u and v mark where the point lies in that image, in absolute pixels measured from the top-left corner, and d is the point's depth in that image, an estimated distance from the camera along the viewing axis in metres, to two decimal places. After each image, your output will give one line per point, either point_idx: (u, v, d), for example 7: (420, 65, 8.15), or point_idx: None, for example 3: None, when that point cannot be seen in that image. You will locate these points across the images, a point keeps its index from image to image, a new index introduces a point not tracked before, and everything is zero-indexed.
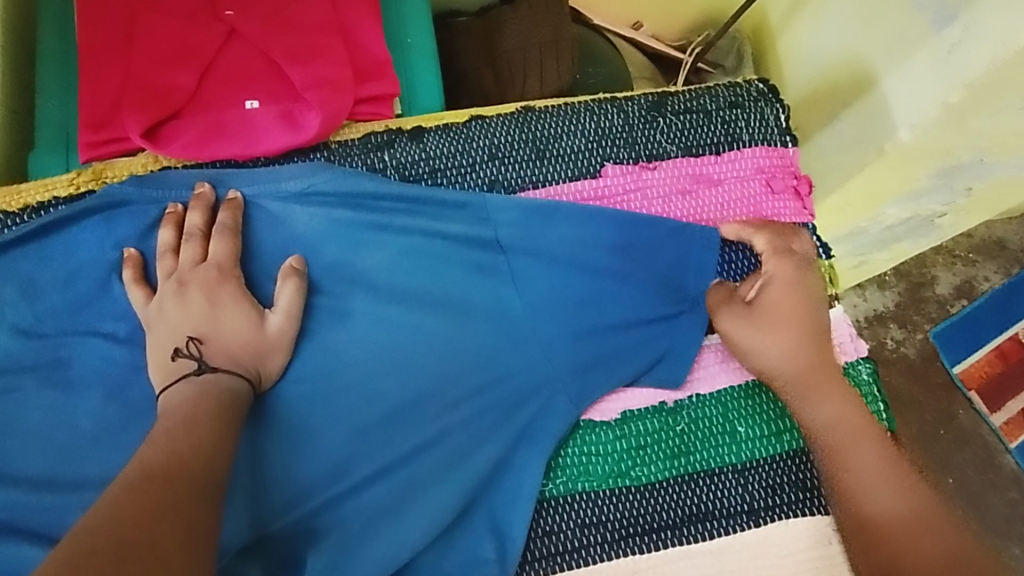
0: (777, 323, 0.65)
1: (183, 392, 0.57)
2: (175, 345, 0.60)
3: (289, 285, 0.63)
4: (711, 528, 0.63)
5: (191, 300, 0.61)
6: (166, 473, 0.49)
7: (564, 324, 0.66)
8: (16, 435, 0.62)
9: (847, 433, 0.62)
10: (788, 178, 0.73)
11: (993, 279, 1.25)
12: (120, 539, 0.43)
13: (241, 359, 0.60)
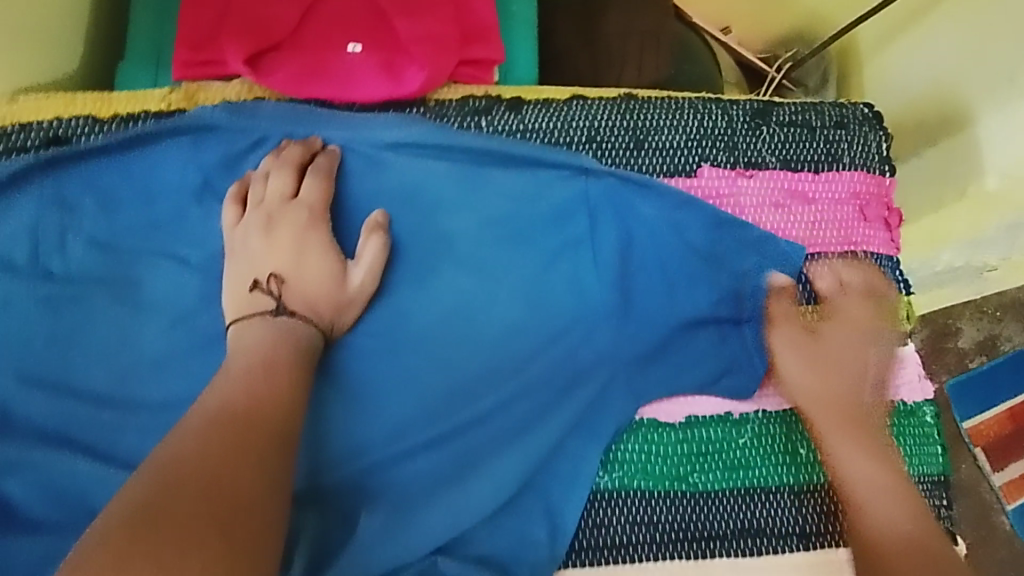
0: (841, 359, 0.66)
1: (258, 331, 0.56)
2: (254, 277, 0.59)
3: (374, 240, 0.62)
4: (762, 545, 0.63)
5: (279, 240, 0.60)
6: (250, 415, 0.48)
7: (644, 321, 0.66)
8: (76, 346, 0.60)
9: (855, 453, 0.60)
10: (881, 209, 0.72)
11: (1015, 341, 1.11)
12: (207, 477, 0.43)
13: (319, 306, 0.59)
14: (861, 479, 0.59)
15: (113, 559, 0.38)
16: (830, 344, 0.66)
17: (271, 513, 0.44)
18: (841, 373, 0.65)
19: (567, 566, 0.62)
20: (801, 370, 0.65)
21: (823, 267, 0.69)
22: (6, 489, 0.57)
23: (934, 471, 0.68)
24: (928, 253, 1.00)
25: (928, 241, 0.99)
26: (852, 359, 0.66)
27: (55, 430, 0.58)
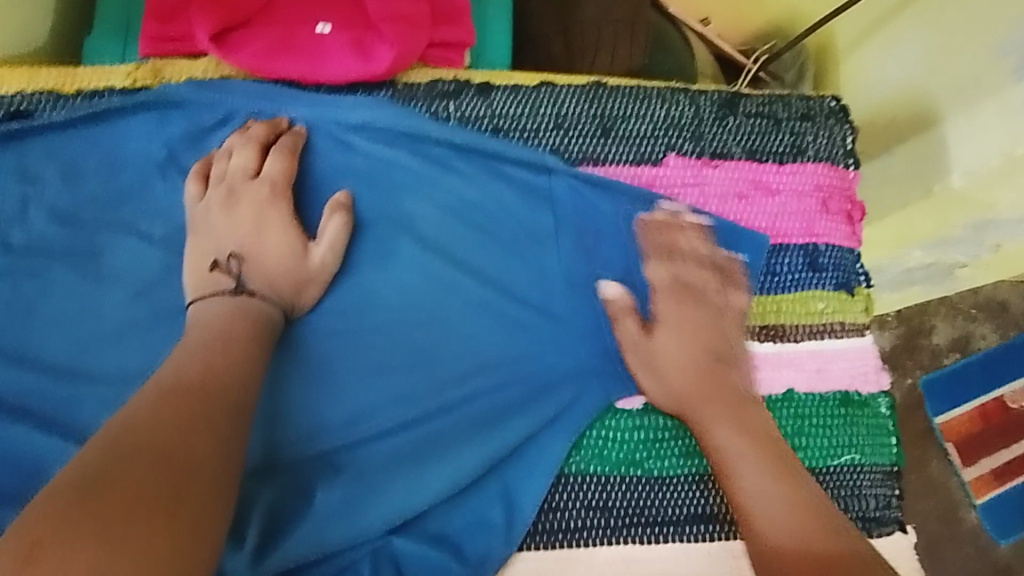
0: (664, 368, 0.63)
1: (214, 308, 0.56)
2: (214, 256, 0.59)
3: (335, 220, 0.62)
4: (714, 531, 0.63)
5: (239, 218, 0.61)
6: (201, 388, 0.48)
7: (607, 310, 0.66)
8: (38, 319, 0.61)
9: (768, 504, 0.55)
10: (844, 202, 0.72)
11: (989, 338, 1.12)
12: (143, 452, 0.43)
13: (279, 284, 0.59)
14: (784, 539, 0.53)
15: (51, 523, 0.38)
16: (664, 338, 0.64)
17: (216, 485, 0.44)
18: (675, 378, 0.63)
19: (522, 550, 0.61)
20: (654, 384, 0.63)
21: (783, 258, 0.70)
22: None
23: (884, 462, 0.68)
24: (894, 250, 1.01)
25: (894, 241, 1.00)
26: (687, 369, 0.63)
27: (11, 400, 0.59)
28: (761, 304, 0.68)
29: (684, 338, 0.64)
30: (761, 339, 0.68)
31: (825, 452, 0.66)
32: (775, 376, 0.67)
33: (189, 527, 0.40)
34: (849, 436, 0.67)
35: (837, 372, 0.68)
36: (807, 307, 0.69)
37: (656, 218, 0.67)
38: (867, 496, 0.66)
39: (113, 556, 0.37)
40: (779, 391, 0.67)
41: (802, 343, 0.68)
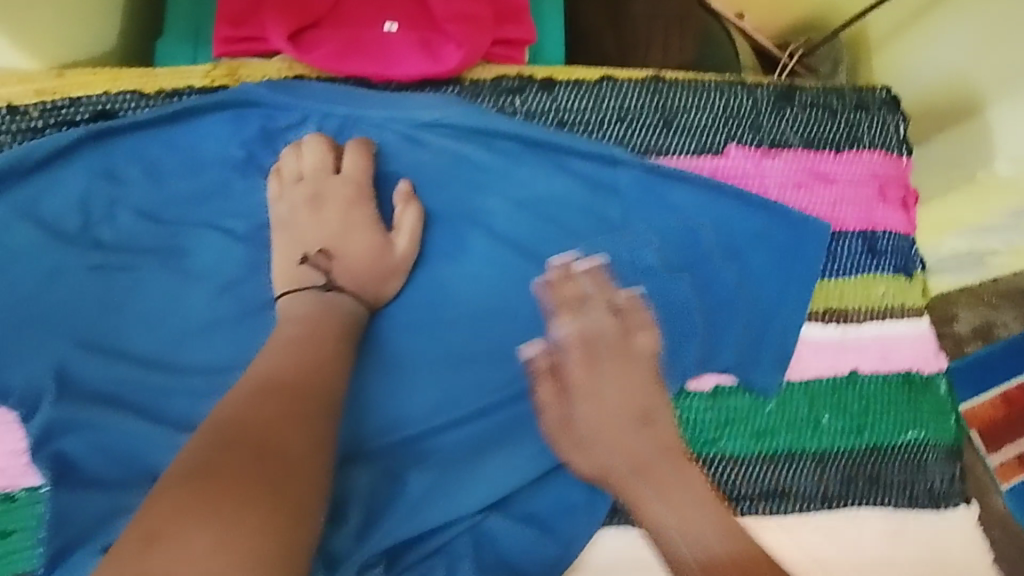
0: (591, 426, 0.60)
1: (304, 303, 0.58)
2: (303, 251, 0.62)
3: (411, 209, 0.65)
4: (788, 507, 0.65)
5: (326, 212, 0.64)
6: (296, 385, 0.50)
7: (675, 300, 0.67)
8: (127, 314, 0.62)
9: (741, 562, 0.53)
10: (899, 188, 0.74)
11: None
12: (253, 444, 0.45)
13: (364, 276, 0.62)
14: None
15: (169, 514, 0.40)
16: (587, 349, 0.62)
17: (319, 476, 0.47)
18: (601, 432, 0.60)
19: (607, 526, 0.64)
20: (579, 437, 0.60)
21: (843, 243, 0.72)
22: (60, 447, 0.57)
23: (947, 438, 0.69)
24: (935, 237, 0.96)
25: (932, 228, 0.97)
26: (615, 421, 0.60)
27: (106, 393, 0.60)
28: (823, 287, 0.70)
29: (745, 322, 0.68)
30: (825, 322, 0.69)
31: (890, 429, 0.67)
32: (840, 357, 0.68)
33: (299, 512, 0.44)
34: (913, 413, 0.68)
35: (900, 354, 0.70)
36: (868, 291, 0.71)
37: (719, 207, 0.70)
38: (931, 471, 0.67)
39: (226, 544, 0.39)
40: (845, 372, 0.68)
41: (864, 327, 0.70)
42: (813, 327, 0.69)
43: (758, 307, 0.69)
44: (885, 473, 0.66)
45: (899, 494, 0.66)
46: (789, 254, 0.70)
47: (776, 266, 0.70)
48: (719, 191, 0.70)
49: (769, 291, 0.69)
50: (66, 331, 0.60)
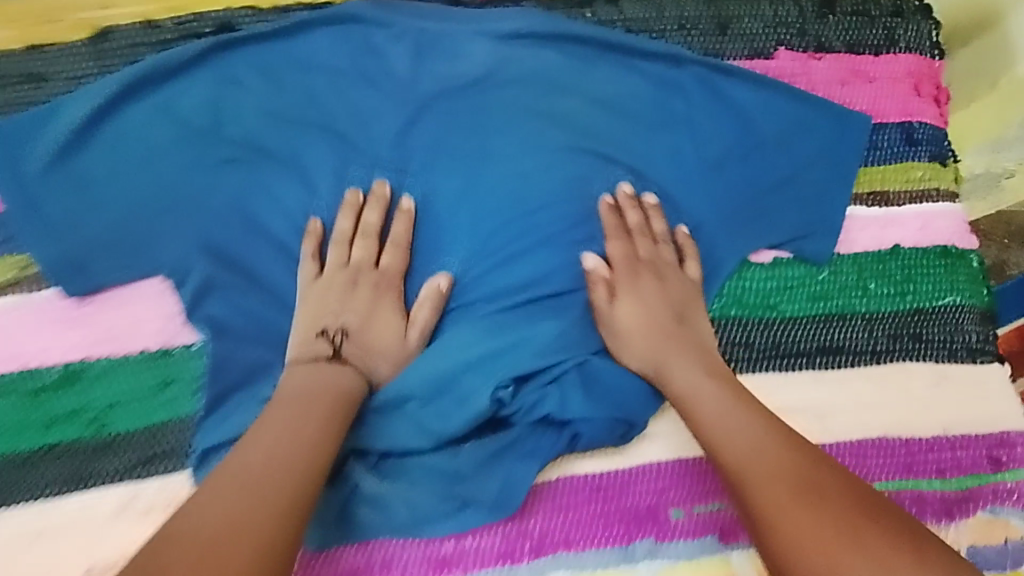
0: (632, 322, 0.68)
1: (313, 374, 0.62)
2: (322, 324, 0.65)
3: (427, 307, 0.67)
4: (843, 360, 0.73)
5: (355, 289, 0.66)
6: (254, 484, 0.53)
7: (736, 183, 0.75)
8: (255, 202, 0.68)
9: (752, 439, 0.60)
10: (932, 87, 0.82)
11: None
12: (206, 541, 0.49)
13: (381, 358, 0.65)
14: (764, 468, 0.57)
15: None
16: (636, 267, 0.70)
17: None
18: (638, 330, 0.67)
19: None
20: (617, 333, 0.68)
21: (884, 135, 0.80)
22: (208, 311, 0.65)
23: (980, 304, 0.77)
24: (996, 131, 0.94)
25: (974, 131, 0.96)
26: (652, 323, 0.68)
27: (243, 269, 0.67)
28: (866, 174, 0.79)
29: (797, 207, 0.76)
30: (868, 204, 0.78)
31: (930, 294, 0.76)
32: (883, 234, 0.77)
33: None
34: (949, 280, 0.77)
35: (937, 230, 0.78)
36: (908, 176, 0.79)
37: (775, 103, 0.77)
38: (968, 330, 0.76)
39: None
40: (887, 247, 0.77)
41: (904, 208, 0.78)
42: (859, 208, 0.78)
43: (811, 190, 0.76)
44: (927, 331, 0.75)
45: (940, 349, 0.75)
46: (836, 143, 0.78)
47: (826, 154, 0.77)
48: (772, 90, 0.77)
49: (820, 178, 0.77)
50: (207, 214, 0.67)
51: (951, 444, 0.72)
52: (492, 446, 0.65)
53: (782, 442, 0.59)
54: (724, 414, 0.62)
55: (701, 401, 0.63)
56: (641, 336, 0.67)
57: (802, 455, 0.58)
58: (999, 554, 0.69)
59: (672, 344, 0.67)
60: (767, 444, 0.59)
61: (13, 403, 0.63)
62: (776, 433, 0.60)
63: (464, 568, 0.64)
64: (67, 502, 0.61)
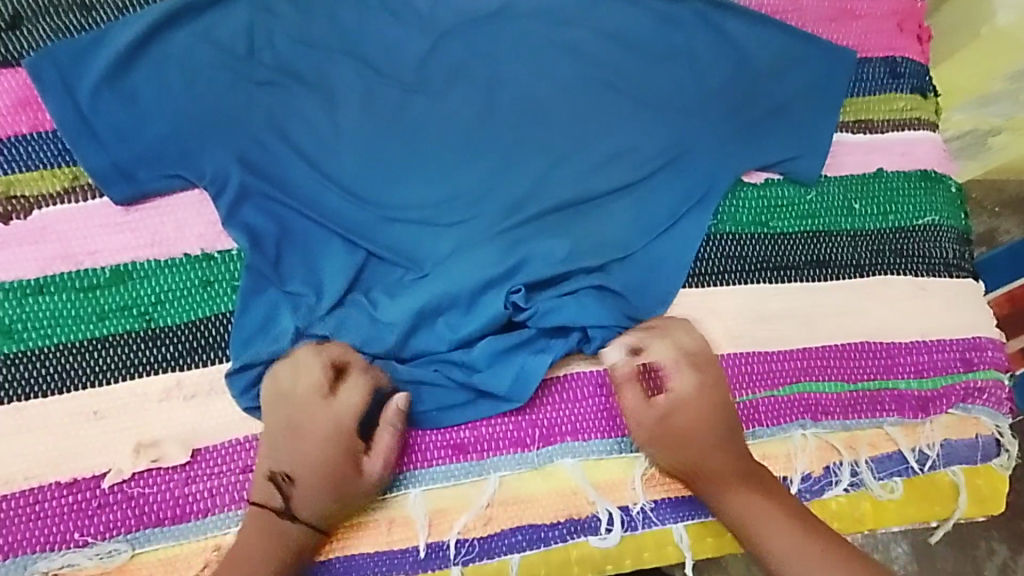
0: (685, 436, 0.69)
1: (261, 535, 0.63)
2: (269, 467, 0.64)
3: (389, 433, 0.65)
4: (829, 274, 0.79)
5: (304, 433, 0.64)
6: None
7: (734, 109, 0.80)
8: (286, 121, 0.73)
9: (819, 563, 0.64)
10: (915, 24, 0.88)
11: (1013, 233, 1.26)
12: None
13: (327, 500, 0.64)
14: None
15: None
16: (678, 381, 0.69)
17: None
18: (693, 444, 0.69)
19: (691, 286, 0.77)
20: (671, 445, 0.69)
21: (869, 67, 0.85)
22: (244, 218, 0.71)
23: (956, 224, 0.83)
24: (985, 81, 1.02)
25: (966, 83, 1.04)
26: (707, 434, 0.69)
27: (276, 183, 0.72)
28: (853, 104, 0.84)
29: (789, 132, 0.80)
30: (853, 132, 0.83)
31: (911, 214, 0.82)
32: (868, 159, 0.83)
33: None
34: (929, 202, 0.82)
35: (918, 156, 0.84)
36: (891, 106, 0.85)
37: (769, 36, 0.82)
38: (945, 247, 0.82)
39: None
40: (872, 171, 0.82)
41: (888, 135, 0.84)
42: (845, 135, 0.83)
43: (803, 117, 0.81)
44: (907, 247, 0.81)
45: (919, 264, 0.81)
46: (826, 73, 0.82)
47: (818, 83, 0.82)
48: (767, 23, 0.82)
49: (811, 105, 0.81)
50: (244, 132, 0.72)
51: (929, 347, 0.78)
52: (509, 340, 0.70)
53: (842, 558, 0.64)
54: (787, 533, 0.66)
55: (749, 516, 0.67)
56: (702, 455, 0.68)
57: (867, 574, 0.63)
58: (969, 447, 0.77)
59: (737, 462, 0.68)
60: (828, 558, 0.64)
61: (68, 297, 0.68)
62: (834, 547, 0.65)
63: (479, 455, 0.70)
64: (119, 387, 0.67)
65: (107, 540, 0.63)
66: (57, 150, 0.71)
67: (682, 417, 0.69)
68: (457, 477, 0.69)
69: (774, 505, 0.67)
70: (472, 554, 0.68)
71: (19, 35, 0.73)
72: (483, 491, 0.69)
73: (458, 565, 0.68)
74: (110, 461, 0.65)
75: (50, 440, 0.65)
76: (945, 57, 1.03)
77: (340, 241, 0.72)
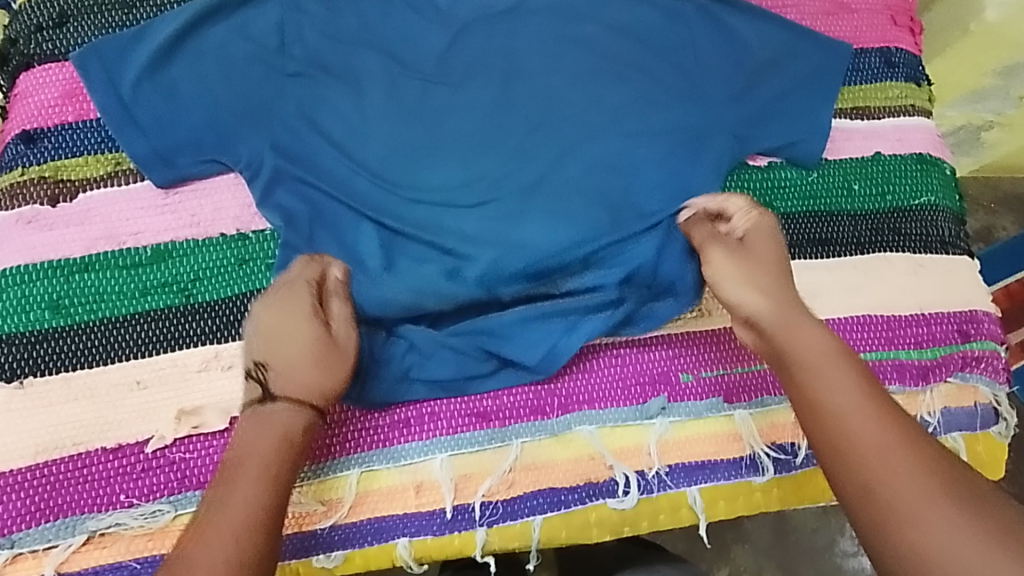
0: (764, 261, 0.71)
1: (264, 423, 0.61)
2: (246, 365, 0.65)
3: (336, 300, 0.67)
4: (832, 251, 0.83)
5: (271, 319, 0.65)
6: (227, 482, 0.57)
7: (738, 94, 0.84)
8: (315, 108, 0.77)
9: (869, 421, 0.57)
10: (907, 19, 0.93)
11: (1010, 230, 1.28)
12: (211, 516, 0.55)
13: (313, 375, 0.64)
14: (889, 461, 0.54)
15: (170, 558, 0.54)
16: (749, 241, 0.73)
17: None
18: (761, 269, 0.70)
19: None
20: (733, 272, 0.70)
21: (865, 59, 0.90)
22: (277, 200, 0.75)
23: (951, 205, 0.88)
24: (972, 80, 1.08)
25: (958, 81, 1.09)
26: (771, 265, 0.71)
27: (305, 165, 0.76)
28: (850, 92, 0.89)
29: (790, 118, 0.85)
30: (852, 118, 0.88)
31: (908, 194, 0.86)
32: (866, 144, 0.87)
33: None
34: (925, 184, 0.87)
35: (913, 141, 0.88)
36: (886, 94, 0.89)
37: (769, 28, 0.87)
38: (942, 226, 0.86)
39: None
40: (870, 155, 0.87)
41: (884, 121, 0.88)
42: (843, 122, 0.88)
43: (803, 103, 0.85)
44: (905, 226, 0.85)
45: (918, 243, 0.85)
46: (825, 63, 0.87)
47: (817, 72, 0.87)
48: (767, 17, 0.87)
49: (810, 92, 0.86)
50: (275, 118, 0.76)
51: (927, 320, 0.82)
52: (544, 308, 0.73)
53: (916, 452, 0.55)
54: (880, 427, 0.57)
55: (821, 365, 0.62)
56: (775, 281, 0.69)
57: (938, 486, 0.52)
58: (968, 415, 0.81)
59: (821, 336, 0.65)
60: (899, 446, 0.56)
61: (112, 274, 0.72)
62: (909, 440, 0.56)
63: (501, 422, 0.73)
64: (160, 359, 0.70)
65: (150, 502, 0.67)
66: (99, 138, 0.75)
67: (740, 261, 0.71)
68: (480, 443, 0.72)
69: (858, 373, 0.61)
70: (496, 516, 0.72)
71: (67, 31, 0.78)
72: (506, 457, 0.72)
73: (483, 527, 0.71)
74: (152, 427, 0.68)
75: (95, 407, 0.68)
76: (934, 54, 1.09)
77: (369, 221, 0.76)
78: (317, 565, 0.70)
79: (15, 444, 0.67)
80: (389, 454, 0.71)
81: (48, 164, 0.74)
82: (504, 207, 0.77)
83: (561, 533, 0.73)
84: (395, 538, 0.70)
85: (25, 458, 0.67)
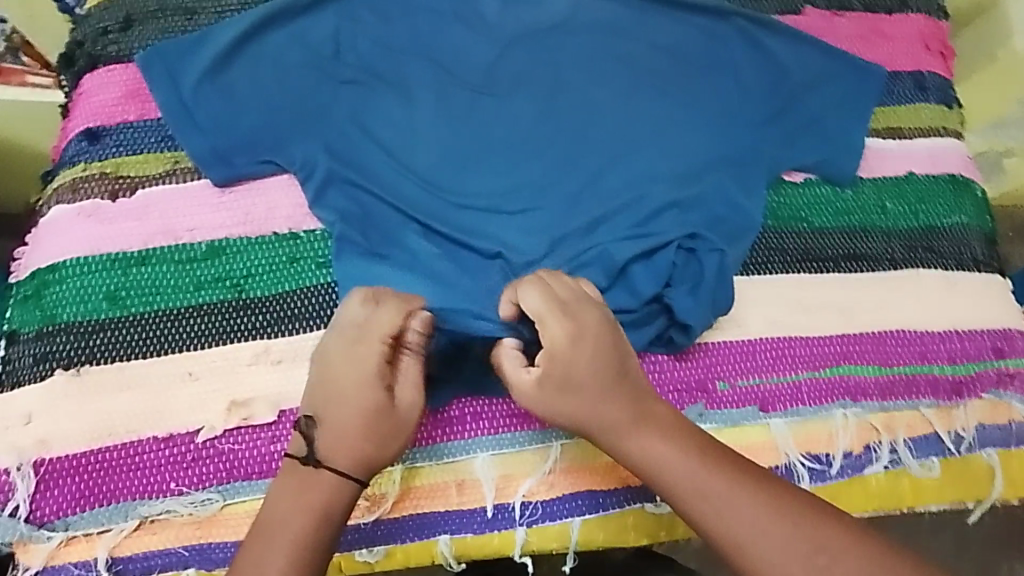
0: (574, 383, 0.63)
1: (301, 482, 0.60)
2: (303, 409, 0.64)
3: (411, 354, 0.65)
4: (865, 266, 0.84)
5: (333, 375, 0.63)
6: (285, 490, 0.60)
7: (774, 113, 0.86)
8: (366, 115, 0.80)
9: (730, 503, 0.59)
10: (939, 43, 0.96)
11: None
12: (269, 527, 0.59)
13: (359, 440, 0.61)
14: (761, 545, 0.57)
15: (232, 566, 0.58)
16: (583, 360, 0.62)
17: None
18: (592, 393, 0.63)
19: (741, 274, 0.82)
20: (586, 396, 0.63)
21: (897, 80, 0.93)
22: (328, 201, 0.77)
23: (981, 224, 0.89)
24: (997, 106, 1.11)
25: (987, 106, 1.12)
26: (608, 373, 0.63)
27: (355, 170, 0.78)
28: (883, 112, 0.91)
29: (824, 136, 0.87)
30: (885, 137, 0.90)
31: (939, 213, 0.88)
32: (898, 163, 0.89)
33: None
34: (956, 203, 0.88)
35: (945, 160, 0.90)
36: (919, 115, 0.91)
37: (804, 49, 0.89)
38: (972, 245, 0.87)
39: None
40: (902, 174, 0.89)
41: (916, 141, 0.90)
42: (875, 140, 0.90)
43: (837, 123, 0.88)
44: (937, 244, 0.87)
45: (949, 260, 0.86)
46: (859, 85, 0.89)
47: (851, 92, 0.89)
48: (804, 38, 0.89)
49: (844, 113, 0.88)
50: (327, 123, 0.79)
51: (960, 337, 0.83)
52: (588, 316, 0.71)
53: (786, 518, 0.58)
54: (731, 500, 0.59)
55: (662, 467, 0.61)
56: (606, 397, 0.63)
57: (815, 560, 0.56)
58: (1002, 432, 0.81)
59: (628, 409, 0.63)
60: (768, 520, 0.58)
61: (168, 269, 0.74)
62: (774, 503, 0.59)
63: (541, 425, 0.74)
64: (210, 352, 0.72)
65: (201, 490, 0.69)
66: (159, 137, 0.78)
67: (569, 381, 0.63)
68: (520, 444, 0.73)
69: (688, 457, 0.61)
70: (536, 516, 0.73)
71: (131, 35, 0.81)
72: (546, 459, 0.73)
73: (523, 526, 0.73)
74: (203, 418, 0.70)
75: (147, 397, 0.70)
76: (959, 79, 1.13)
77: (414, 224, 0.78)
78: (359, 560, 0.71)
79: (70, 429, 0.69)
80: (432, 452, 0.72)
81: (110, 161, 0.77)
82: (549, 214, 0.79)
83: (599, 536, 0.74)
84: (436, 535, 0.72)
85: (82, 443, 0.69)
